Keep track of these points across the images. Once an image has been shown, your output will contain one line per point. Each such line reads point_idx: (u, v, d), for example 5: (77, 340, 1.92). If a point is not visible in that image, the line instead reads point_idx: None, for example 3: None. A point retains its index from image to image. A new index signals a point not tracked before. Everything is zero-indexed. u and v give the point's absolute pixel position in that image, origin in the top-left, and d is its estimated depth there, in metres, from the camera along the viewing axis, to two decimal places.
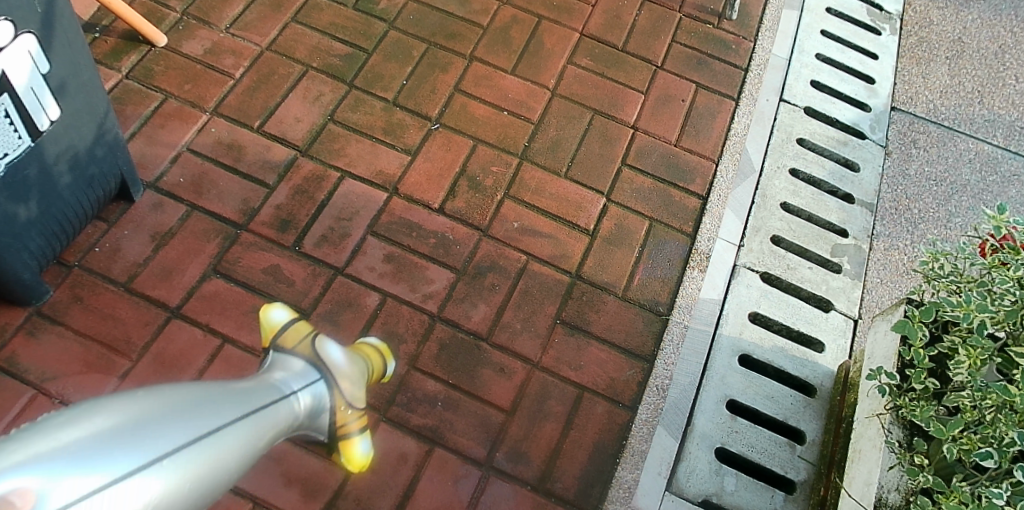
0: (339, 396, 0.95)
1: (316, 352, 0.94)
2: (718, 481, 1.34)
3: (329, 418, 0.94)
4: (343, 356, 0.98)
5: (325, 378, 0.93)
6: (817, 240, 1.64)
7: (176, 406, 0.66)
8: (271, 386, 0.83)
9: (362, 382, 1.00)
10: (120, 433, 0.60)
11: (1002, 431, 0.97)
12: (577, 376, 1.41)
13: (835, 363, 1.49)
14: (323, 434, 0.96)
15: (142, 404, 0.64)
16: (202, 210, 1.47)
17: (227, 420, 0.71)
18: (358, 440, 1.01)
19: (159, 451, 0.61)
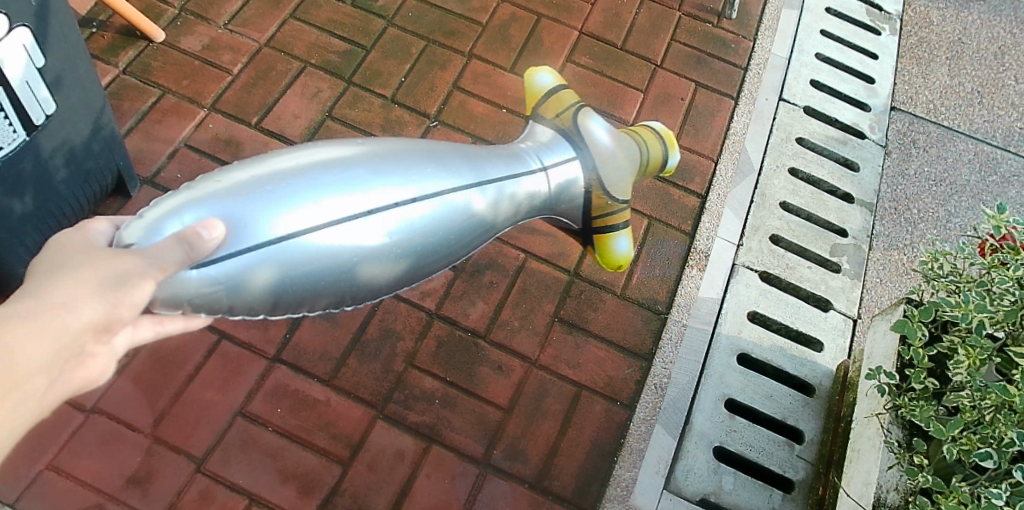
0: (597, 180, 0.91)
1: (583, 131, 0.90)
2: (716, 480, 1.34)
3: (588, 194, 0.91)
4: (610, 135, 0.93)
5: (581, 153, 0.89)
6: (816, 239, 1.64)
7: (395, 163, 0.69)
8: (525, 164, 0.84)
9: (632, 178, 0.95)
10: (328, 172, 0.64)
11: (1002, 432, 0.97)
12: (575, 375, 1.40)
13: (835, 363, 1.48)
14: (580, 221, 0.94)
15: (362, 149, 0.68)
16: None
17: (464, 178, 0.73)
18: (618, 237, 0.98)
19: (363, 201, 0.64)
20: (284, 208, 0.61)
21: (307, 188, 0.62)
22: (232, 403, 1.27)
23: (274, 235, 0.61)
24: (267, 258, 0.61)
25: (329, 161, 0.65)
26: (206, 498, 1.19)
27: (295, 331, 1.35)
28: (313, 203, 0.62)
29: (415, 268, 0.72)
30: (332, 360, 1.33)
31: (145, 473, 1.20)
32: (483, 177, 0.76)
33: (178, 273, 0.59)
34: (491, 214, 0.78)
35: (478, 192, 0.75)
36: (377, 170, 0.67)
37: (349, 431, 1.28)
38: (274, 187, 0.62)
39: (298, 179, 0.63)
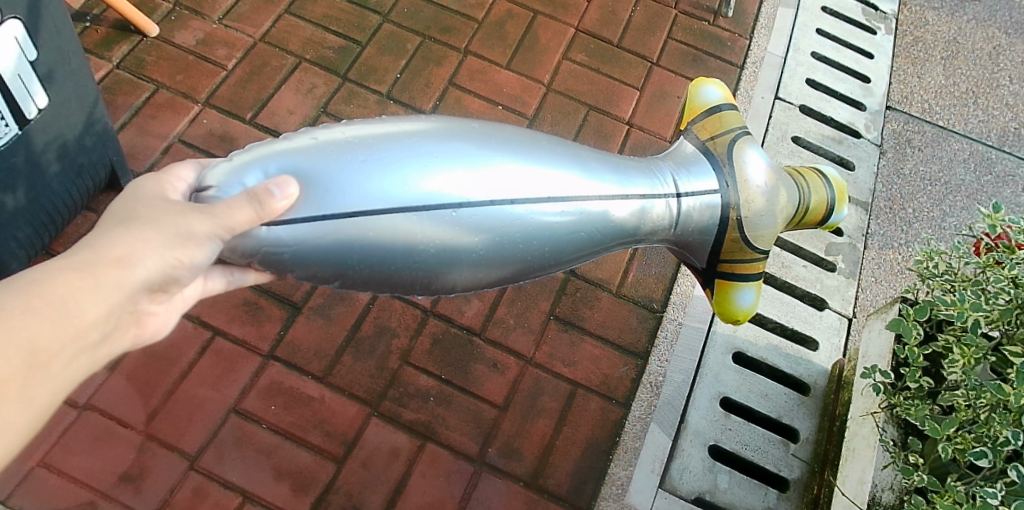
0: (736, 215, 0.93)
1: (738, 173, 0.93)
2: (711, 478, 1.34)
3: (721, 229, 0.93)
4: (767, 180, 0.95)
5: (722, 178, 0.92)
6: (811, 238, 1.64)
7: (475, 148, 0.73)
8: (660, 183, 0.88)
9: (776, 226, 0.96)
10: (413, 151, 0.70)
11: (996, 431, 0.97)
12: (570, 373, 1.40)
13: (829, 362, 1.49)
14: (703, 261, 0.98)
15: (462, 130, 0.74)
16: None
17: (557, 169, 0.77)
18: (744, 288, 0.99)
19: (436, 181, 0.69)
20: (372, 177, 0.68)
21: (395, 162, 0.69)
22: (226, 400, 1.26)
23: (343, 200, 0.67)
24: (343, 221, 0.67)
25: (425, 139, 0.71)
26: (199, 496, 1.18)
27: (289, 328, 1.34)
28: (397, 175, 0.68)
29: (495, 260, 0.74)
30: (327, 358, 1.32)
31: (138, 470, 1.19)
32: (597, 179, 0.80)
33: (253, 228, 0.67)
34: (614, 230, 0.83)
35: (587, 194, 0.78)
36: (469, 153, 0.72)
37: (343, 428, 1.27)
38: (367, 157, 0.69)
39: (388, 152, 0.69)
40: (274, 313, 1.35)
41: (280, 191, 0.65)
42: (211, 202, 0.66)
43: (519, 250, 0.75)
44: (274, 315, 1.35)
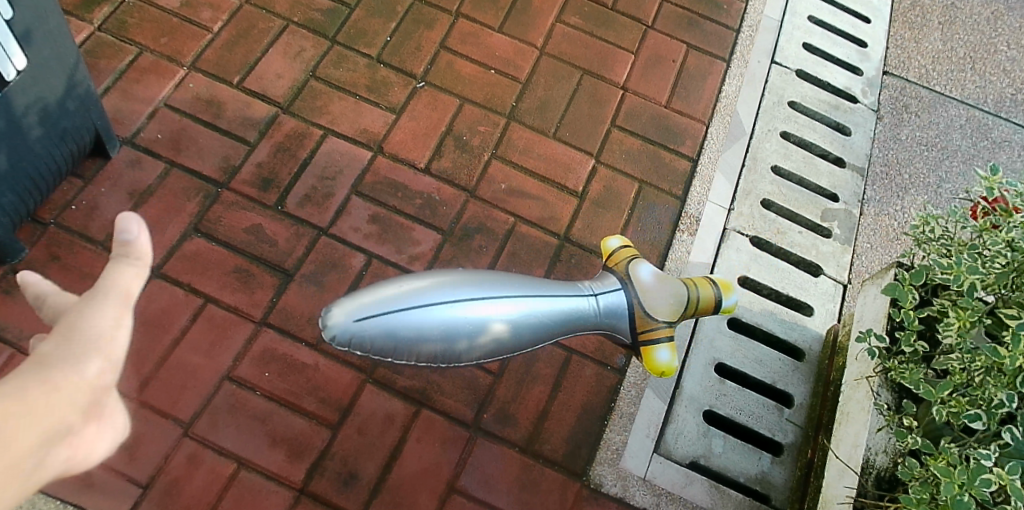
0: (641, 307, 1.11)
1: (625, 271, 1.14)
2: (706, 443, 1.35)
3: (630, 315, 1.11)
4: (654, 278, 1.13)
5: (627, 290, 1.11)
6: (807, 204, 1.63)
7: (507, 286, 0.97)
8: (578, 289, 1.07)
9: (673, 302, 1.13)
10: (475, 289, 0.94)
11: (992, 394, 0.97)
12: (565, 339, 1.40)
13: (824, 328, 1.49)
14: (629, 335, 1.13)
15: (481, 281, 0.96)
16: (182, 168, 1.43)
17: (532, 305, 0.98)
18: (658, 348, 1.14)
19: (491, 308, 0.94)
20: (424, 323, 0.89)
21: (437, 312, 0.90)
22: (219, 367, 1.25)
23: (434, 324, 0.89)
24: (407, 339, 0.88)
25: (449, 289, 0.92)
26: (193, 463, 1.18)
27: (282, 296, 1.33)
28: (439, 322, 0.90)
29: (497, 354, 0.98)
30: (320, 325, 1.31)
31: (131, 437, 1.18)
32: (546, 296, 1.01)
33: (339, 320, 0.85)
34: (561, 327, 1.04)
35: (543, 302, 1.00)
36: (483, 291, 0.94)
37: (338, 395, 1.26)
38: (415, 296, 0.89)
39: (430, 298, 0.90)
40: (266, 281, 1.34)
41: (130, 231, 0.64)
42: (76, 317, 0.59)
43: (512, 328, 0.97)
44: (266, 283, 1.34)
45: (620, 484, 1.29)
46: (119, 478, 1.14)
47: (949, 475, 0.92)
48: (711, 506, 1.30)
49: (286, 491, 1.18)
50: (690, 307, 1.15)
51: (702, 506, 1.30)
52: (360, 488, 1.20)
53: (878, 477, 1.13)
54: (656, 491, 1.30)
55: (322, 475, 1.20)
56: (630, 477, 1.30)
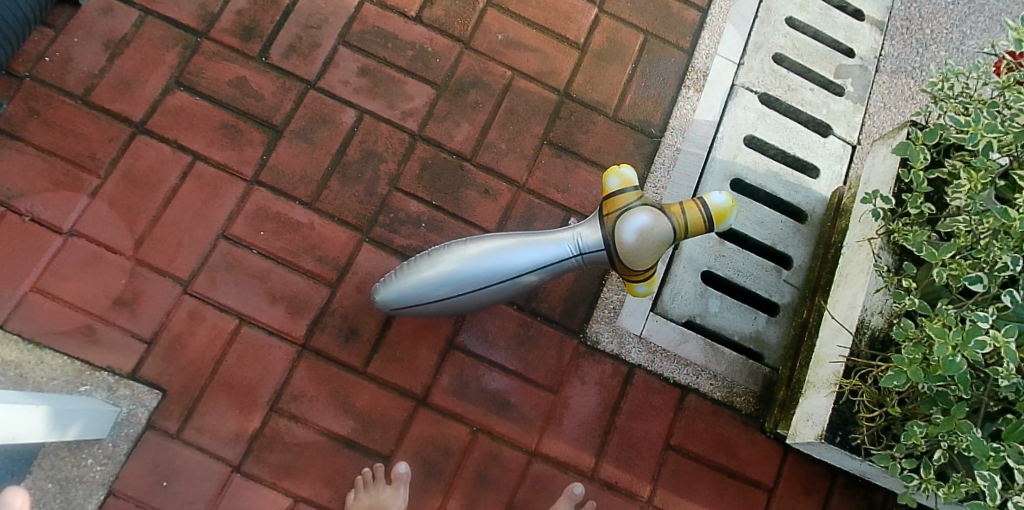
0: (620, 263, 1.06)
1: (614, 226, 1.04)
2: (703, 303, 1.37)
3: (613, 262, 1.07)
4: (639, 236, 1.02)
5: (611, 243, 1.04)
6: (821, 59, 1.54)
7: (504, 264, 1.07)
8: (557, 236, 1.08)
9: (655, 252, 1.03)
10: (474, 262, 1.08)
11: (996, 256, 0.96)
12: (564, 199, 1.37)
13: (829, 190, 1.46)
14: (611, 269, 1.10)
15: (486, 255, 1.07)
16: (157, 15, 1.33)
17: (519, 258, 1.07)
18: (636, 282, 1.11)
19: (486, 282, 1.08)
20: (440, 287, 1.08)
21: (451, 279, 1.08)
22: (214, 226, 1.24)
23: (436, 295, 1.09)
24: (430, 300, 1.10)
25: (460, 260, 1.08)
26: (196, 319, 1.20)
27: (272, 154, 1.28)
28: (450, 292, 1.09)
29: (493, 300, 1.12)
30: (313, 183, 1.28)
31: (131, 295, 1.19)
32: (530, 253, 1.07)
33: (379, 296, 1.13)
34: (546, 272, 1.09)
35: (525, 257, 1.07)
36: (489, 261, 1.07)
37: (335, 254, 1.26)
38: (434, 275, 1.09)
39: (444, 274, 1.08)
40: (254, 138, 1.29)
41: None
42: None
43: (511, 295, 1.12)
44: (255, 140, 1.29)
45: (616, 341, 1.33)
46: (124, 334, 1.17)
47: (944, 336, 0.95)
48: (705, 362, 1.35)
49: (289, 346, 1.21)
50: (678, 236, 1.03)
51: (696, 363, 1.35)
52: (361, 344, 1.23)
53: (872, 337, 1.15)
54: (652, 349, 1.34)
55: (323, 330, 1.22)
56: (626, 335, 1.33)
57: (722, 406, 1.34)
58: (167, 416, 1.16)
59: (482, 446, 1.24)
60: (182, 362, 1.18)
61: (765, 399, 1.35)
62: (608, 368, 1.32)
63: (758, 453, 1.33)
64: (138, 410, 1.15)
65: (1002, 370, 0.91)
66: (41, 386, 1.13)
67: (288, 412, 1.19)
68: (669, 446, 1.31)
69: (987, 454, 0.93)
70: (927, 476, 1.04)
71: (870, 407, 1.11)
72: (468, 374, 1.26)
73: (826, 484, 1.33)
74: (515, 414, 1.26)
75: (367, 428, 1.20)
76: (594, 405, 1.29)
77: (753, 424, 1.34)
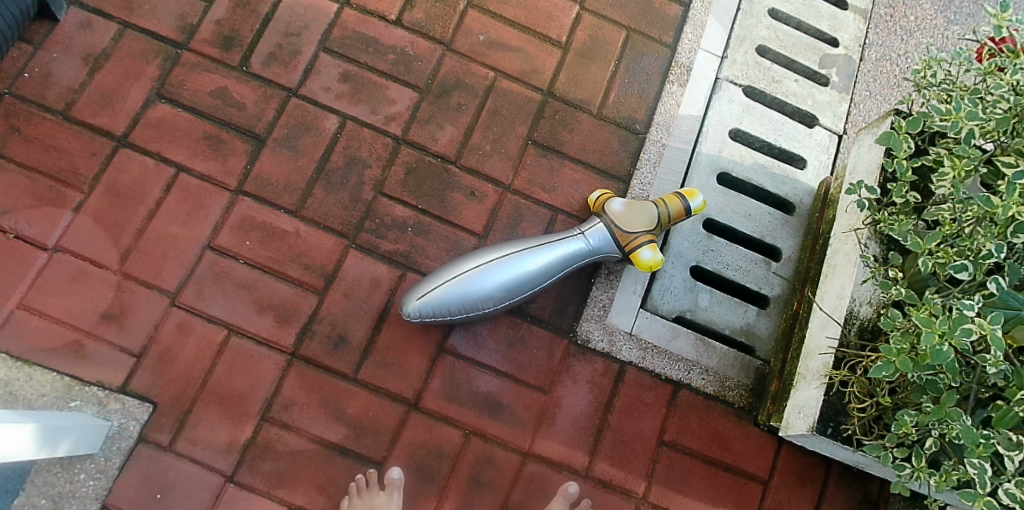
0: (617, 227, 1.24)
1: (603, 208, 1.28)
2: (692, 298, 1.37)
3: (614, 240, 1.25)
4: (626, 205, 1.26)
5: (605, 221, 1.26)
6: (805, 50, 1.54)
7: (525, 264, 1.20)
8: (570, 234, 1.24)
9: (644, 216, 1.25)
10: (498, 266, 1.19)
11: (980, 244, 0.95)
12: (550, 199, 1.37)
13: (816, 181, 1.46)
14: (616, 251, 1.26)
15: (509, 257, 1.20)
16: (136, 28, 1.32)
17: (547, 256, 1.21)
18: (642, 249, 1.23)
19: (509, 284, 1.19)
20: (482, 287, 1.17)
21: (492, 278, 1.18)
22: (199, 237, 1.24)
23: (463, 302, 1.18)
24: (470, 298, 1.18)
25: (497, 259, 1.19)
26: (184, 331, 1.20)
27: (255, 163, 1.28)
28: (492, 291, 1.18)
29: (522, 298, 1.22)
30: (297, 191, 1.28)
31: (119, 309, 1.19)
32: (553, 248, 1.22)
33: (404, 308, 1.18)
34: (566, 268, 1.24)
35: (550, 252, 1.21)
36: (523, 259, 1.19)
37: (322, 261, 1.26)
38: (473, 275, 1.18)
39: (484, 273, 1.18)
40: (237, 148, 1.29)
41: None
42: None
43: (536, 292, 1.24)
44: (238, 149, 1.29)
45: (607, 339, 1.33)
46: (112, 349, 1.17)
47: (930, 325, 0.94)
48: (696, 357, 1.35)
49: (278, 355, 1.21)
50: (662, 221, 1.26)
51: (687, 358, 1.35)
52: (350, 350, 1.23)
53: (862, 327, 1.13)
54: (643, 345, 1.34)
55: (312, 338, 1.22)
56: (617, 332, 1.33)
57: (715, 401, 1.34)
58: (158, 429, 1.16)
59: (475, 449, 1.24)
60: (171, 375, 1.18)
61: (758, 392, 1.35)
62: (600, 366, 1.32)
63: (752, 446, 1.33)
64: (129, 424, 1.15)
65: (990, 358, 0.91)
66: (31, 403, 1.13)
67: (280, 421, 1.19)
68: (662, 443, 1.31)
69: (977, 442, 0.92)
70: (919, 465, 1.03)
71: (860, 398, 1.11)
72: (459, 376, 1.26)
73: (820, 474, 1.33)
74: (507, 416, 1.26)
75: (359, 435, 1.20)
76: (587, 403, 1.29)
77: (746, 417, 1.34)
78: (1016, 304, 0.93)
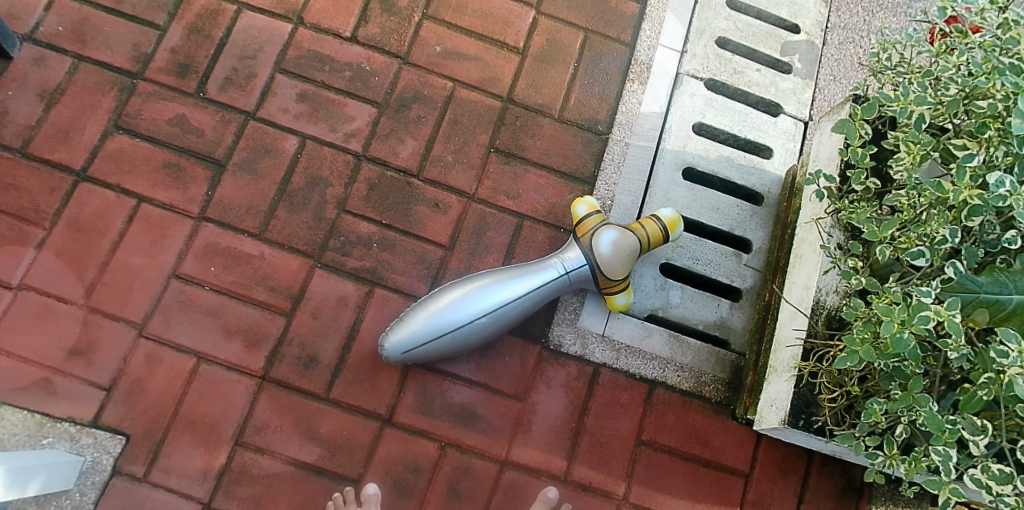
0: (602, 273, 1.23)
1: (590, 244, 1.23)
2: (663, 295, 1.37)
3: (596, 278, 1.24)
4: (613, 248, 1.22)
5: (590, 259, 1.23)
6: (765, 38, 1.52)
7: (501, 293, 1.20)
8: (547, 261, 1.24)
9: (628, 264, 1.23)
10: (475, 296, 1.19)
11: (934, 230, 0.93)
12: (515, 206, 1.36)
13: (784, 170, 1.45)
14: (594, 288, 1.27)
15: (485, 288, 1.20)
16: (90, 61, 1.32)
17: (523, 284, 1.21)
18: (616, 294, 1.27)
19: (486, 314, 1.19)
20: (459, 317, 1.18)
21: (468, 307, 1.18)
22: (164, 266, 1.24)
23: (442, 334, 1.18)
24: (447, 330, 1.18)
25: (474, 288, 1.20)
26: (153, 361, 1.20)
27: (216, 188, 1.28)
28: (470, 321, 1.18)
29: (502, 327, 1.22)
30: (260, 214, 1.28)
31: (86, 344, 1.19)
32: (529, 276, 1.22)
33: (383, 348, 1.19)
34: (544, 296, 1.23)
35: (526, 280, 1.21)
36: (500, 287, 1.20)
37: (288, 282, 1.26)
38: (450, 307, 1.19)
39: (461, 303, 1.19)
40: (198, 174, 1.29)
41: None
42: None
43: (518, 321, 1.24)
44: (198, 176, 1.29)
45: (579, 342, 1.32)
46: (82, 384, 1.18)
47: (890, 314, 0.93)
48: (670, 354, 1.34)
49: (248, 379, 1.21)
50: (641, 246, 1.26)
51: (661, 356, 1.34)
52: (321, 370, 1.23)
53: (830, 316, 1.12)
54: (616, 346, 1.33)
55: (282, 361, 1.22)
56: (589, 335, 1.33)
57: (692, 397, 1.34)
58: (132, 461, 1.16)
59: (452, 460, 1.24)
60: (142, 406, 1.18)
61: (734, 385, 1.35)
62: (573, 370, 1.31)
63: (732, 440, 1.33)
64: (102, 457, 1.15)
65: (952, 343, 0.89)
66: (3, 443, 1.13)
67: (254, 445, 1.19)
68: (640, 442, 1.30)
69: (943, 428, 0.91)
70: (891, 453, 1.02)
71: (831, 388, 1.10)
72: (432, 389, 1.26)
73: (802, 464, 1.32)
74: (482, 425, 1.26)
75: (334, 453, 1.20)
76: (562, 407, 1.29)
77: (724, 412, 1.34)
78: (975, 287, 0.91)
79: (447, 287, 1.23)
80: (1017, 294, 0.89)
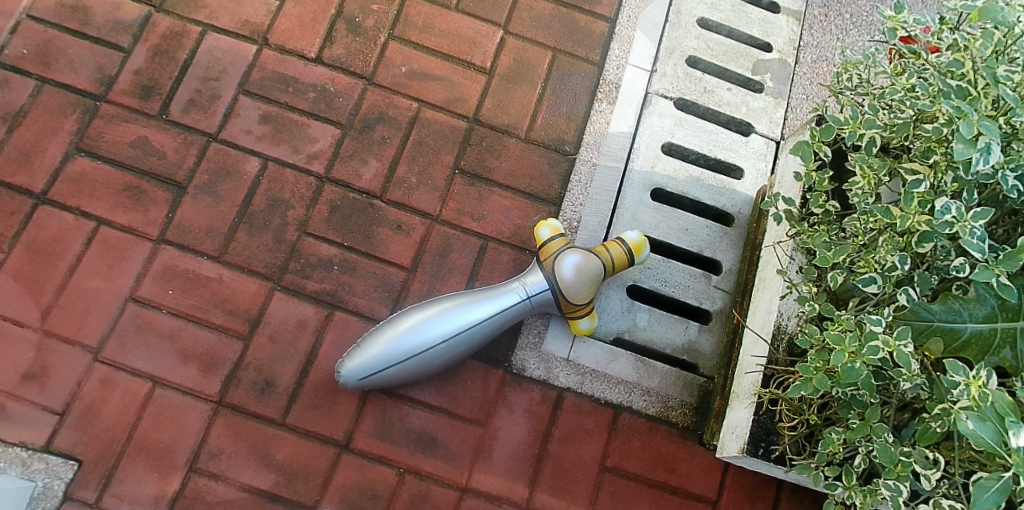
0: (564, 299, 1.21)
1: (552, 268, 1.21)
2: (630, 318, 1.34)
3: (558, 303, 1.22)
4: (576, 272, 1.20)
5: (552, 283, 1.21)
6: (736, 57, 1.50)
7: (462, 318, 1.18)
8: (508, 286, 1.22)
9: (591, 289, 1.21)
10: (434, 321, 1.17)
11: (884, 256, 0.90)
12: (480, 227, 1.34)
13: (755, 189, 1.41)
14: (557, 311, 1.25)
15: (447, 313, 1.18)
16: (54, 83, 1.33)
17: (486, 309, 1.19)
18: (579, 318, 1.25)
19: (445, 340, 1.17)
20: (418, 343, 1.16)
21: (427, 332, 1.17)
22: (121, 289, 1.24)
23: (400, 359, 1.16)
24: (405, 355, 1.16)
25: (436, 313, 1.18)
26: (107, 386, 1.19)
27: (177, 211, 1.28)
28: (429, 346, 1.16)
29: (463, 352, 1.20)
30: (219, 237, 1.28)
31: (40, 368, 1.19)
32: (492, 301, 1.20)
33: (340, 373, 1.18)
34: (506, 322, 1.22)
35: (489, 307, 1.20)
36: (462, 311, 1.18)
37: (245, 306, 1.25)
38: (411, 331, 1.17)
39: (421, 327, 1.17)
40: (158, 197, 1.29)
41: None
42: None
43: (478, 346, 1.23)
44: (159, 198, 1.28)
45: (543, 366, 1.30)
46: (34, 408, 1.17)
47: (841, 342, 0.90)
48: (636, 379, 1.31)
49: (203, 404, 1.20)
50: (607, 270, 1.24)
51: (627, 380, 1.31)
52: (277, 395, 1.22)
53: (790, 342, 1.09)
54: (581, 370, 1.30)
55: (238, 385, 1.21)
56: (552, 359, 1.30)
57: (658, 422, 1.30)
58: (84, 486, 1.14)
59: (410, 487, 1.21)
60: (95, 431, 1.17)
61: (702, 410, 1.31)
62: (536, 395, 1.28)
63: (699, 467, 1.29)
64: (54, 483, 1.14)
65: (904, 374, 0.86)
66: None
67: (207, 471, 1.17)
68: (605, 469, 1.27)
69: (896, 461, 0.88)
70: (849, 484, 0.97)
71: (791, 416, 1.07)
72: (391, 414, 1.24)
73: (772, 491, 1.28)
74: (442, 451, 1.24)
75: (290, 480, 1.19)
76: (524, 432, 1.26)
77: (691, 437, 1.30)
78: (928, 315, 0.88)
79: (411, 309, 1.21)
80: (971, 322, 0.86)
